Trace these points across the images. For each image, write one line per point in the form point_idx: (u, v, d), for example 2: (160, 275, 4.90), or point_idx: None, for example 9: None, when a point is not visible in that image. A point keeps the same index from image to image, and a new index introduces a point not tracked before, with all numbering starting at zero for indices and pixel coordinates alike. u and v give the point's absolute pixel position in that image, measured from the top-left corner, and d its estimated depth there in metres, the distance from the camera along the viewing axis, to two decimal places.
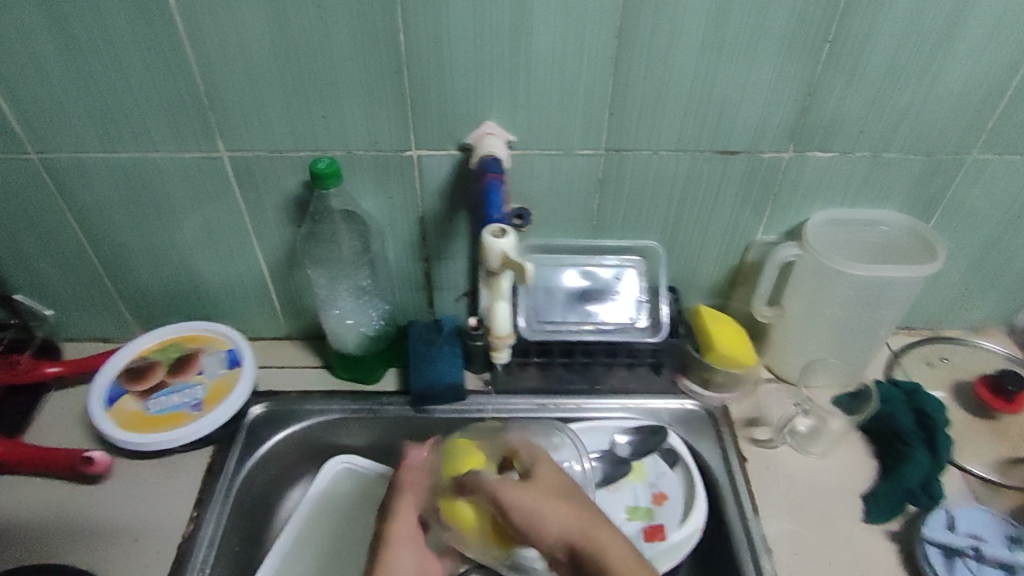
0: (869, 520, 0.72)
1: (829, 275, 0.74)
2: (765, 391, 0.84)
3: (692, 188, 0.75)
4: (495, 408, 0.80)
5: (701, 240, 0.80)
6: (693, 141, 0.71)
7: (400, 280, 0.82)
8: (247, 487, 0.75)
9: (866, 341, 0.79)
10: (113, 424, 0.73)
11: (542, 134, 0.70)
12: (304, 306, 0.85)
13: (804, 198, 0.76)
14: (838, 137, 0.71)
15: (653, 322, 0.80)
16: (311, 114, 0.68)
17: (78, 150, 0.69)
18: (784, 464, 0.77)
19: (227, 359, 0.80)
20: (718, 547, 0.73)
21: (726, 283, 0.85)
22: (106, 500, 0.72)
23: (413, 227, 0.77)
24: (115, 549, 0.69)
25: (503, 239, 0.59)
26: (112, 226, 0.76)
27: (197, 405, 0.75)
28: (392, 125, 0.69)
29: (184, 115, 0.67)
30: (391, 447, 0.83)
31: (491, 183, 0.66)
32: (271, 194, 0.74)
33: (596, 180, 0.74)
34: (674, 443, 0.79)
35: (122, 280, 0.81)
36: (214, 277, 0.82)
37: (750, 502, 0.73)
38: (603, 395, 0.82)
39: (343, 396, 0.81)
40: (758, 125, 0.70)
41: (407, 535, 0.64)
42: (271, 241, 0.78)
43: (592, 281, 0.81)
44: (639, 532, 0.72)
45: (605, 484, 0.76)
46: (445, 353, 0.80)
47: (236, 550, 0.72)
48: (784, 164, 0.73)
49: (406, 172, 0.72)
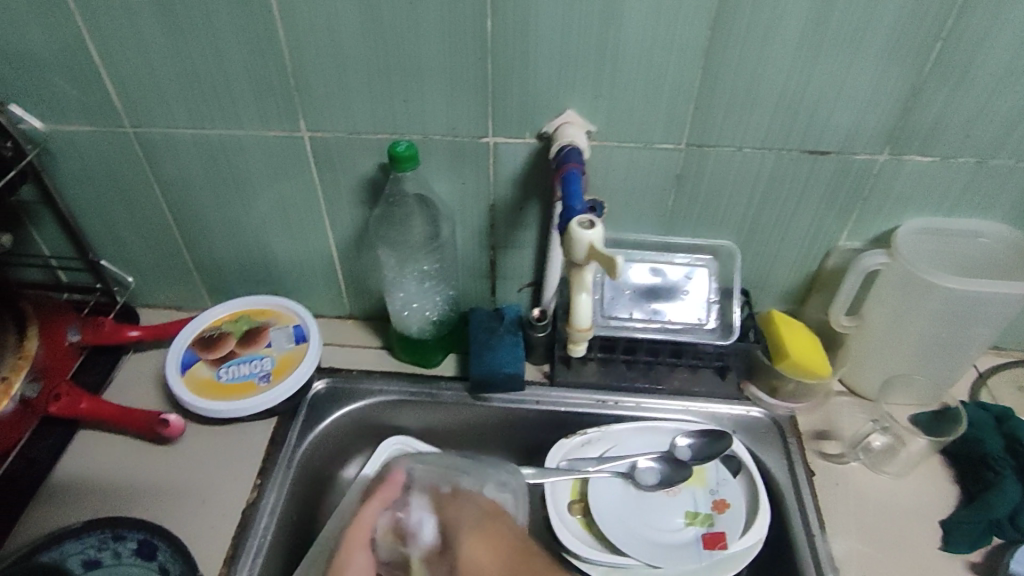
0: (948, 549, 0.69)
1: (918, 287, 0.70)
2: (836, 404, 0.80)
3: (775, 188, 0.72)
4: (553, 402, 0.79)
5: (780, 242, 0.77)
6: (781, 139, 0.68)
7: (467, 267, 0.82)
8: (308, 459, 0.76)
9: (953, 358, 0.74)
10: (186, 389, 0.76)
11: (623, 126, 0.69)
12: (370, 287, 0.85)
13: (895, 204, 0.72)
14: (940, 142, 0.67)
15: (722, 324, 0.77)
16: (392, 97, 0.68)
17: (168, 125, 0.71)
18: (854, 483, 0.74)
19: (295, 334, 0.81)
20: (780, 561, 0.71)
21: (801, 289, 0.81)
22: (176, 462, 0.75)
23: (483, 214, 0.77)
24: (183, 509, 0.71)
25: (591, 230, 0.58)
26: (194, 199, 0.78)
27: (265, 376, 0.77)
28: (471, 111, 0.68)
29: (270, 93, 0.68)
30: (446, 431, 0.83)
31: (571, 172, 0.64)
32: (347, 175, 0.74)
33: (675, 175, 0.72)
34: (738, 450, 0.75)
35: (200, 252, 0.84)
36: (286, 254, 0.83)
37: (817, 519, 0.70)
38: (665, 396, 0.79)
39: (402, 378, 0.81)
40: (853, 126, 0.66)
41: (363, 539, 0.67)
42: (343, 222, 0.79)
43: (661, 279, 0.79)
44: (697, 538, 0.71)
45: (662, 486, 0.75)
46: (505, 342, 0.79)
47: (296, 520, 0.74)
48: (878, 168, 0.69)
49: (481, 158, 0.72)
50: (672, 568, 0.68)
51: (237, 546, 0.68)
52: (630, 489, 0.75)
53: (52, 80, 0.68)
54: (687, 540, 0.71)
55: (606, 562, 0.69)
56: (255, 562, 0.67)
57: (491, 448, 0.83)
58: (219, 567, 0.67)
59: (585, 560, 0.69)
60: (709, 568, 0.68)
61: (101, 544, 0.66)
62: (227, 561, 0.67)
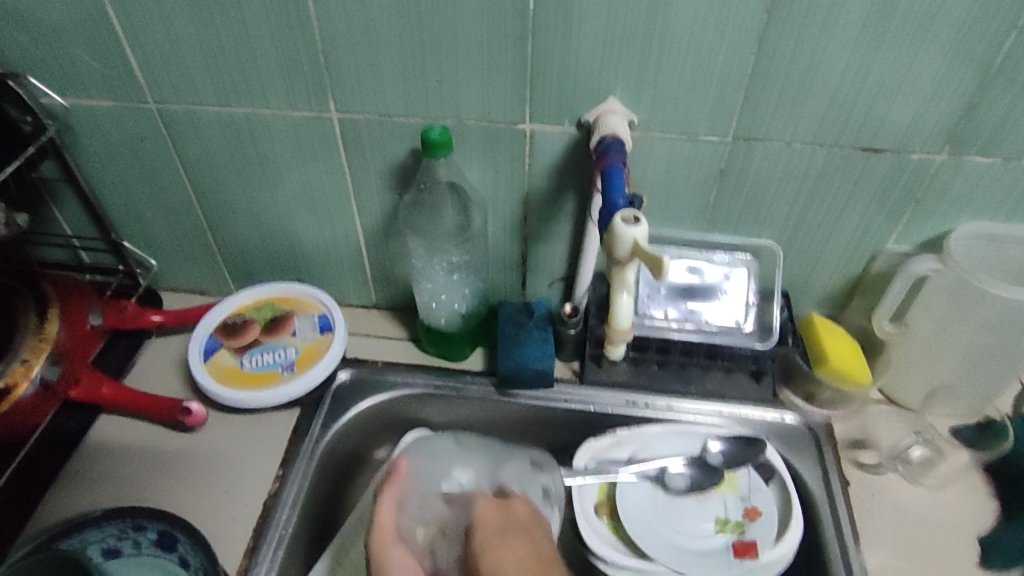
0: (987, 566, 0.66)
1: (969, 293, 0.67)
2: (874, 413, 0.78)
3: (823, 187, 0.69)
4: (582, 401, 0.77)
5: (824, 244, 0.74)
6: (833, 135, 0.65)
7: (496, 259, 0.80)
8: (331, 452, 0.75)
9: (1003, 370, 0.71)
10: (209, 377, 0.74)
11: (667, 117, 0.66)
12: (395, 276, 0.83)
13: (950, 206, 0.69)
14: (1005, 142, 0.63)
15: (761, 326, 0.75)
16: (426, 79, 0.65)
17: (193, 102, 0.69)
18: (891, 494, 0.72)
19: (320, 323, 0.79)
20: (811, 571, 0.69)
21: (842, 293, 0.79)
22: (197, 449, 0.74)
23: (516, 204, 0.74)
24: (204, 498, 0.70)
25: (635, 227, 0.55)
26: (218, 180, 0.76)
27: (288, 366, 0.76)
28: (509, 97, 0.65)
29: (299, 72, 0.65)
30: (471, 426, 0.81)
31: (613, 166, 0.61)
32: (376, 160, 0.72)
33: (718, 170, 0.69)
34: (772, 457, 0.73)
35: (223, 236, 0.82)
36: (312, 240, 0.81)
37: (851, 529, 0.68)
38: (698, 397, 0.77)
39: (427, 371, 0.80)
40: (911, 123, 0.63)
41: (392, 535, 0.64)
42: (370, 209, 0.77)
43: (698, 278, 0.76)
44: (727, 546, 0.69)
45: (692, 491, 0.73)
46: (534, 337, 0.77)
47: (317, 513, 0.73)
48: (934, 168, 0.66)
49: (517, 146, 0.69)
50: (700, 575, 0.66)
51: (258, 538, 0.67)
52: (658, 493, 0.73)
53: (74, 52, 0.66)
54: (716, 547, 0.69)
55: (632, 567, 0.67)
56: (276, 554, 0.66)
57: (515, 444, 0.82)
58: (240, 558, 0.66)
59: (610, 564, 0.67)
60: None
61: (121, 534, 0.63)
62: (248, 552, 0.66)
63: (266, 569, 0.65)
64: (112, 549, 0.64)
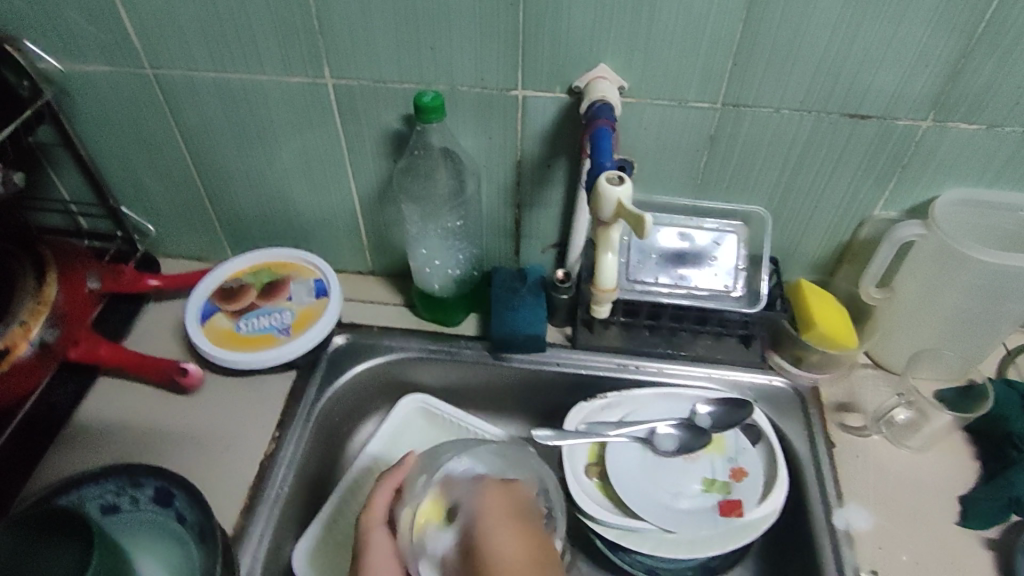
0: (965, 525, 0.68)
1: (953, 258, 0.68)
2: (861, 376, 0.79)
3: (812, 152, 0.70)
4: (574, 364, 0.78)
5: (813, 209, 0.75)
6: (821, 101, 0.66)
7: (490, 226, 0.81)
8: (327, 413, 0.76)
9: (985, 333, 0.72)
10: (206, 339, 0.76)
11: (657, 83, 0.66)
12: (390, 242, 0.84)
13: (935, 174, 0.70)
14: (987, 109, 0.64)
15: (750, 292, 0.76)
16: (419, 46, 0.66)
17: (187, 67, 0.69)
18: (875, 455, 0.73)
19: (315, 288, 0.81)
20: (794, 529, 0.71)
21: (831, 258, 0.80)
22: (194, 410, 0.75)
23: (509, 171, 0.75)
24: (200, 459, 0.71)
25: (619, 186, 0.56)
26: (213, 146, 0.76)
27: (284, 329, 0.77)
28: (502, 62, 0.66)
29: (293, 37, 0.66)
30: (465, 390, 0.83)
31: (601, 128, 0.62)
32: (371, 125, 0.73)
33: (708, 136, 0.70)
34: (758, 418, 0.75)
35: (219, 202, 0.82)
36: (307, 207, 0.82)
37: (834, 489, 0.70)
38: (688, 361, 0.79)
39: (422, 336, 0.81)
40: (897, 90, 0.64)
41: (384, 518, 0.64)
42: (365, 175, 0.78)
43: (689, 244, 0.77)
44: (714, 505, 0.70)
45: (681, 452, 0.74)
46: (527, 302, 0.79)
47: (312, 473, 0.74)
48: (920, 134, 0.67)
49: (509, 112, 0.70)
50: (686, 534, 0.68)
51: (254, 496, 0.68)
52: (647, 455, 0.74)
53: (69, 15, 0.66)
54: (702, 507, 0.70)
55: (620, 525, 0.68)
56: (272, 514, 0.68)
57: (509, 407, 0.83)
58: (236, 516, 0.67)
59: (600, 522, 0.69)
60: (724, 534, 0.68)
61: (120, 491, 0.65)
62: (244, 511, 0.67)
63: (262, 527, 0.66)
64: (110, 505, 0.65)
